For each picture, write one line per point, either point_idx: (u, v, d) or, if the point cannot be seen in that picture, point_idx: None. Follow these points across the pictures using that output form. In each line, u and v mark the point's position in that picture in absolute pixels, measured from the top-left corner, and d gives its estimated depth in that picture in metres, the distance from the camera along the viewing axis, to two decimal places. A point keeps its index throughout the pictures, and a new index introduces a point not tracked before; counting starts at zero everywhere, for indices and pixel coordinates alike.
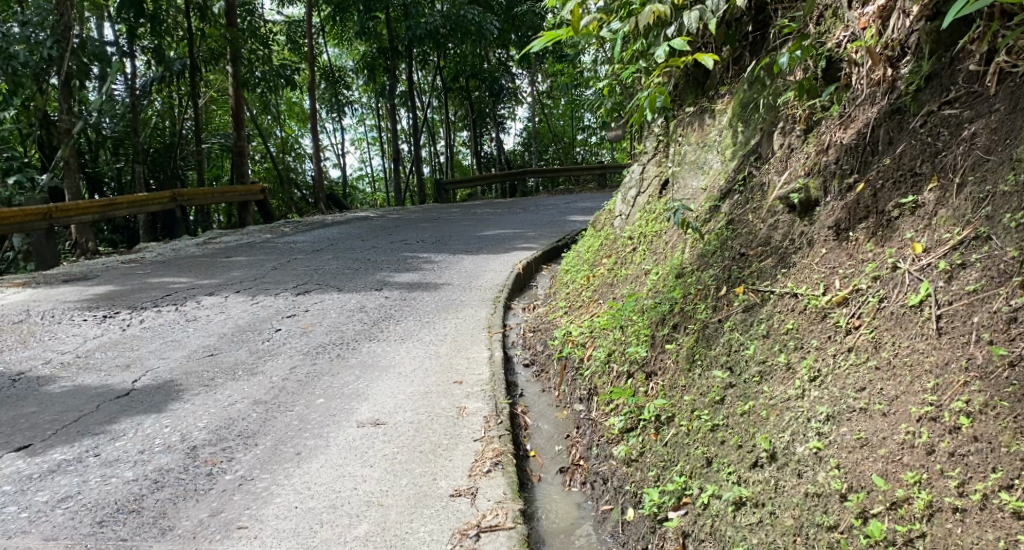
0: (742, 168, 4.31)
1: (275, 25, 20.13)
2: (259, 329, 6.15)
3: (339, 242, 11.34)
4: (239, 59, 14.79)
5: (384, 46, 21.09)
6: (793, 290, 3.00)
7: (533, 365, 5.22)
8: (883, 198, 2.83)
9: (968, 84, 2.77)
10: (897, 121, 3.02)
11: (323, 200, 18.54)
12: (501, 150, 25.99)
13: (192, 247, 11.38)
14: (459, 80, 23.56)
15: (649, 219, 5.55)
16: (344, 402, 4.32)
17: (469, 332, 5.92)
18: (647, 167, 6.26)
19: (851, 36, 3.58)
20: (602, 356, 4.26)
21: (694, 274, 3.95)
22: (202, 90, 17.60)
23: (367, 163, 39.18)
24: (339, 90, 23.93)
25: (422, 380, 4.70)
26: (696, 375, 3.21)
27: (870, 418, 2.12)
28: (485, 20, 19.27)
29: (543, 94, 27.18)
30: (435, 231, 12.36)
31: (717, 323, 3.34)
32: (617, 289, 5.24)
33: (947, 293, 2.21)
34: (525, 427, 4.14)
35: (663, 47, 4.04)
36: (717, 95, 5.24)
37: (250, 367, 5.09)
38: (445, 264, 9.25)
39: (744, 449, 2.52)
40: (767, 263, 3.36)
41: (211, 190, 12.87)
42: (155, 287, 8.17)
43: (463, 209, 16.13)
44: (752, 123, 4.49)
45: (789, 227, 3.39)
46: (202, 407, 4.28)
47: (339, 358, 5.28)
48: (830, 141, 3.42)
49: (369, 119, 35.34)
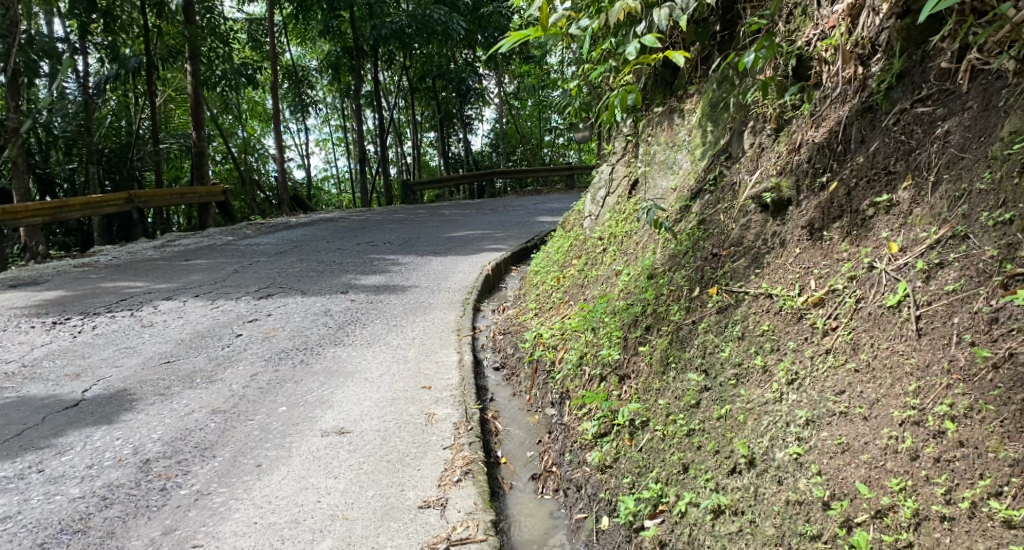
0: (712, 168, 4.27)
1: (236, 23, 19.69)
2: (218, 334, 5.94)
3: (303, 244, 11.10)
4: (198, 58, 14.41)
5: (349, 46, 20.84)
6: (767, 291, 2.95)
7: (503, 368, 5.12)
8: (857, 197, 2.79)
9: (940, 82, 2.74)
10: (869, 120, 3.00)
11: (286, 201, 18.18)
12: (469, 150, 25.83)
13: (149, 249, 11.03)
14: (426, 81, 23.41)
15: (618, 219, 5.51)
16: (308, 409, 4.16)
17: (438, 335, 5.80)
18: (617, 167, 6.22)
19: (821, 34, 3.58)
20: (574, 358, 4.19)
21: (666, 275, 3.89)
22: (160, 89, 17.12)
23: (331, 164, 38.74)
24: (303, 90, 23.54)
25: (389, 385, 4.57)
26: (670, 378, 3.16)
27: (851, 422, 2.06)
28: (451, 20, 19.14)
29: (510, 95, 27.08)
30: (402, 232, 12.18)
31: (691, 325, 3.30)
32: (588, 290, 5.18)
33: (925, 293, 2.16)
34: (496, 432, 4.04)
35: (633, 43, 3.93)
36: (685, 95, 5.21)
37: (208, 374, 4.89)
38: (413, 266, 9.11)
39: (722, 455, 2.47)
40: (740, 263, 3.32)
41: (169, 191, 12.49)
42: (109, 291, 7.86)
43: (429, 211, 15.97)
44: (721, 122, 4.47)
45: (762, 226, 3.36)
46: (157, 418, 4.08)
47: (302, 364, 5.11)
48: (802, 139, 3.39)
49: (334, 119, 34.90)
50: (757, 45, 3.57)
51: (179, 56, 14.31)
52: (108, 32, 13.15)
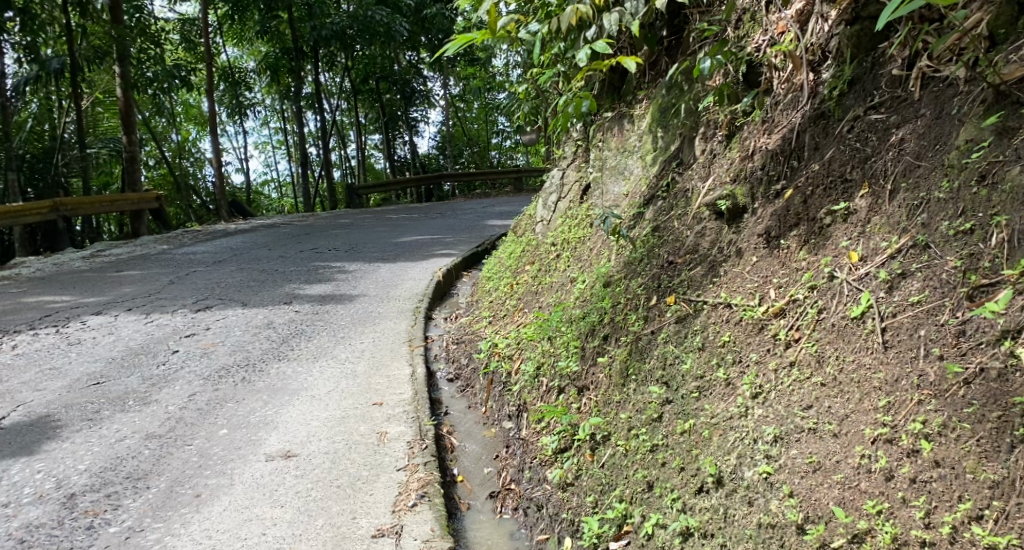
0: (665, 174, 4.24)
1: (167, 23, 18.91)
2: (152, 351, 5.60)
3: (244, 252, 10.68)
4: (126, 59, 13.76)
5: (288, 47, 20.27)
6: (726, 300, 2.92)
7: (458, 380, 4.98)
8: (814, 204, 2.77)
9: (892, 88, 2.75)
10: (822, 127, 2.99)
11: (225, 207, 17.55)
12: (415, 153, 25.50)
13: (76, 261, 10.43)
14: (369, 82, 22.99)
15: (571, 224, 5.43)
16: (251, 432, 3.93)
17: (388, 347, 5.60)
18: (568, 172, 6.16)
19: (770, 40, 3.56)
20: (530, 369, 4.08)
21: (622, 283, 3.83)
22: (85, 90, 16.29)
23: (272, 167, 37.69)
24: (240, 91, 22.80)
25: (337, 403, 4.37)
26: (631, 391, 3.09)
27: (821, 440, 2.03)
28: (394, 21, 18.81)
29: (456, 97, 26.83)
30: (347, 238, 11.87)
31: (651, 335, 3.24)
32: (542, 297, 5.08)
33: (890, 304, 2.14)
34: (451, 449, 3.89)
35: (585, 49, 3.80)
36: (635, 100, 5.18)
37: (142, 395, 4.58)
38: (360, 273, 8.85)
39: (688, 473, 2.41)
40: (697, 272, 3.28)
41: (97, 198, 11.91)
42: (32, 307, 7.38)
43: (375, 215, 15.63)
44: (672, 127, 4.44)
45: (717, 234, 3.33)
46: (84, 446, 3.77)
47: (244, 381, 4.85)
48: (755, 146, 3.37)
49: (274, 121, 33.95)
50: (712, 51, 3.54)
51: (105, 57, 13.61)
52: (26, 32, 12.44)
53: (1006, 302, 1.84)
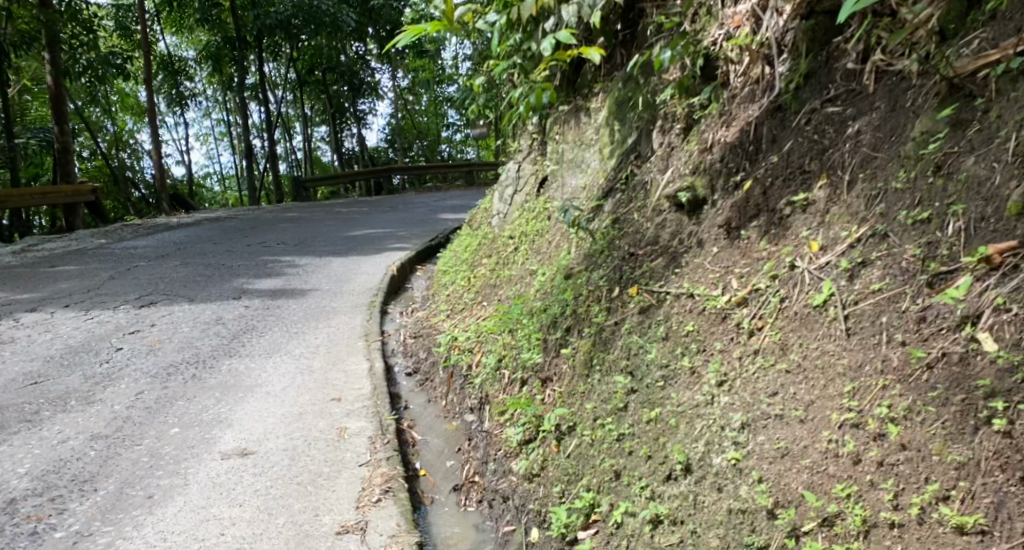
0: (623, 167, 4.27)
1: (100, 8, 18.09)
2: (94, 349, 5.36)
3: (188, 246, 10.33)
4: (57, 45, 13.12)
5: (230, 35, 19.67)
6: (688, 290, 2.96)
7: (416, 374, 4.93)
8: (774, 195, 2.85)
9: (846, 82, 2.85)
10: (780, 119, 3.06)
11: (165, 200, 16.91)
12: (364, 146, 25.11)
13: (6, 256, 9.91)
14: (315, 73, 22.50)
15: (528, 217, 5.44)
16: (205, 430, 3.80)
17: (344, 341, 5.51)
18: (524, 164, 6.15)
19: (726, 34, 3.58)
20: (492, 362, 4.07)
21: (583, 275, 3.85)
22: (11, 77, 15.46)
23: (214, 159, 36.51)
24: (180, 81, 22.00)
25: (293, 399, 4.26)
26: (595, 381, 3.12)
27: (789, 425, 2.12)
28: (340, 11, 18.44)
29: (405, 90, 26.51)
30: (297, 232, 11.62)
31: (614, 326, 3.26)
32: (501, 290, 5.07)
33: (852, 293, 2.25)
34: (413, 443, 3.85)
35: (548, 39, 3.79)
36: (591, 93, 5.20)
37: (85, 394, 4.37)
38: (311, 268, 8.67)
39: (654, 461, 2.46)
40: (659, 263, 3.32)
41: (28, 191, 11.38)
42: None
43: (324, 209, 15.33)
44: (629, 121, 4.48)
45: (678, 226, 3.37)
46: (24, 448, 3.58)
47: (194, 379, 4.68)
48: (714, 138, 3.42)
49: (215, 112, 32.89)
50: (673, 44, 3.60)
51: (33, 42, 12.94)
52: None
53: (965, 288, 1.94)
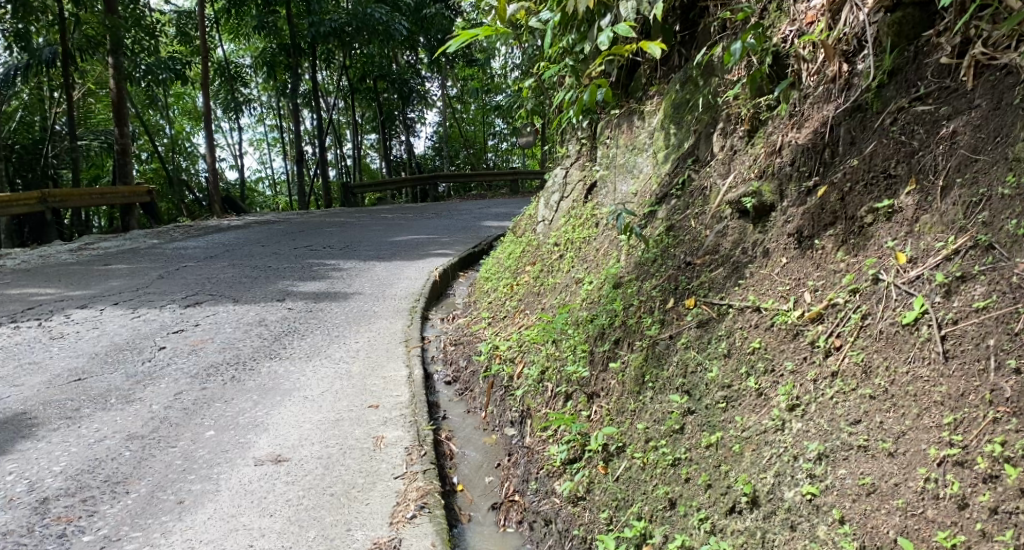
0: (679, 172, 4.04)
1: (163, 16, 18.78)
2: (138, 348, 5.35)
3: (235, 248, 10.42)
4: (121, 50, 13.57)
5: (286, 43, 20.01)
6: (754, 304, 2.74)
7: (456, 383, 4.77)
8: (853, 202, 2.63)
9: (939, 79, 2.61)
10: (859, 120, 2.83)
11: (218, 203, 17.28)
12: (411, 153, 25.33)
13: (64, 253, 10.20)
14: (366, 81, 22.76)
15: (575, 224, 5.24)
16: (240, 434, 3.71)
17: (385, 347, 5.40)
18: (571, 170, 5.96)
19: (797, 31, 3.38)
20: (534, 374, 3.88)
21: (634, 285, 3.63)
22: (77, 82, 16.09)
23: (266, 164, 37.25)
24: (236, 87, 22.58)
25: (330, 404, 4.15)
26: (647, 399, 2.91)
27: (875, 459, 1.95)
28: (393, 20, 18.63)
29: (454, 98, 26.67)
30: (342, 236, 11.64)
31: (668, 339, 3.04)
32: (545, 299, 4.89)
33: (949, 311, 2.07)
34: (450, 455, 3.68)
35: (606, 32, 3.58)
36: (645, 96, 4.98)
37: (125, 393, 4.33)
38: (354, 272, 8.63)
39: (716, 490, 2.28)
40: (718, 273, 3.09)
41: (87, 190, 11.71)
42: (13, 300, 7.13)
43: (370, 214, 15.38)
44: (685, 125, 4.25)
45: (741, 234, 3.14)
46: (61, 446, 3.52)
47: (233, 380, 4.61)
48: (782, 140, 3.18)
49: (269, 118, 33.62)
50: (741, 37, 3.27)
51: (98, 46, 13.41)
52: (17, 18, 12.29)
53: None
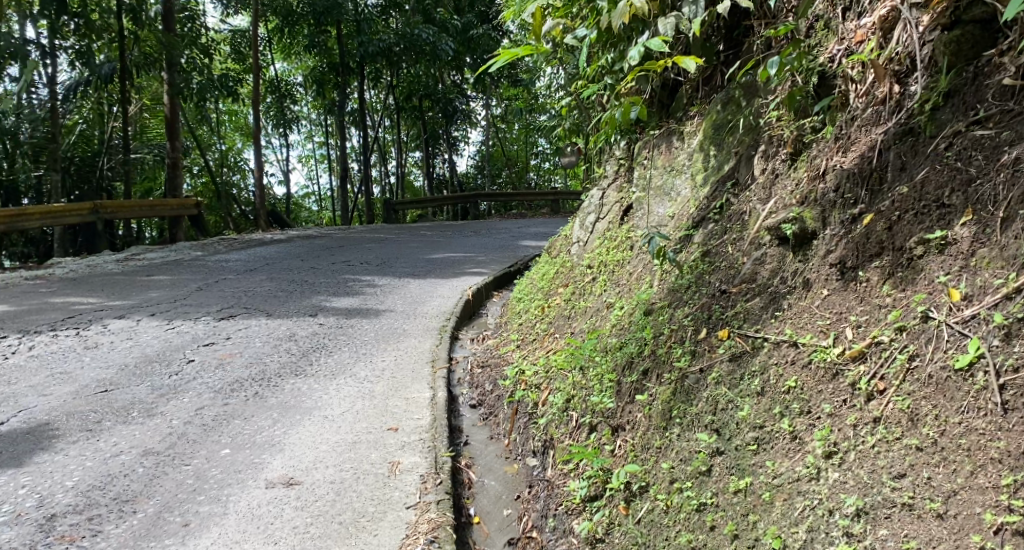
0: (717, 196, 3.86)
1: (219, 35, 19.34)
2: (167, 360, 5.37)
3: (275, 262, 10.54)
4: (176, 67, 13.97)
5: (334, 62, 20.41)
6: (791, 338, 2.55)
7: (481, 406, 4.63)
8: (901, 232, 2.43)
9: (1001, 102, 2.39)
10: (911, 144, 2.63)
11: (263, 217, 17.57)
12: (453, 172, 25.48)
13: (111, 263, 10.49)
14: (412, 100, 23.02)
15: (609, 246, 5.09)
16: (255, 453, 3.64)
17: (411, 367, 5.29)
18: (608, 192, 5.80)
19: (846, 50, 3.19)
20: (559, 402, 3.71)
21: (665, 312, 3.46)
22: (134, 97, 16.63)
23: (313, 181, 37.97)
24: (286, 105, 23.09)
25: (350, 425, 4.06)
26: (673, 436, 2.73)
27: (921, 520, 1.75)
28: (440, 41, 18.78)
29: (497, 118, 26.75)
30: (380, 252, 11.67)
31: (699, 373, 2.86)
32: (575, 323, 4.73)
33: (1009, 356, 1.85)
34: (468, 485, 3.54)
35: (638, 47, 3.46)
36: (686, 116, 4.80)
37: (148, 407, 4.32)
38: (388, 289, 8.61)
39: (742, 543, 2.09)
40: (754, 304, 2.90)
41: (137, 202, 12.02)
42: (56, 308, 7.29)
43: (409, 231, 15.44)
44: (726, 147, 4.08)
45: (780, 262, 2.94)
46: (77, 460, 3.50)
47: (256, 397, 4.57)
48: (826, 165, 2.99)
49: (318, 136, 34.35)
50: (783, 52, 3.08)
51: (155, 63, 13.82)
52: (79, 36, 12.80)
53: None
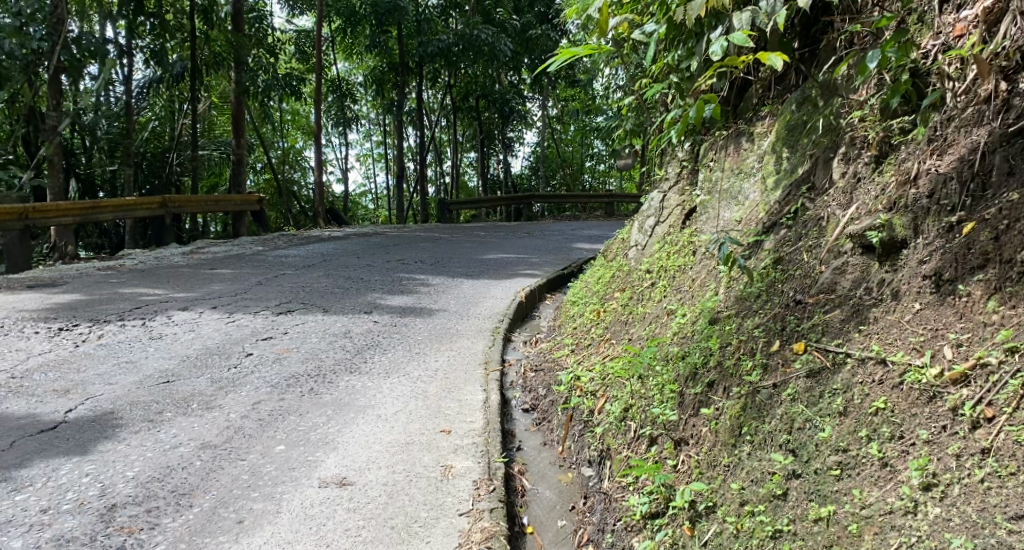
0: (790, 200, 3.64)
1: (284, 35, 19.83)
2: (227, 353, 5.45)
3: (332, 259, 10.67)
4: (243, 66, 14.37)
5: (394, 62, 20.66)
6: (878, 355, 2.36)
7: (534, 411, 4.53)
8: (1010, 244, 2.22)
9: None
10: (1020, 146, 2.40)
11: (322, 214, 17.91)
12: (508, 172, 25.50)
13: (177, 256, 10.82)
14: (469, 100, 23.12)
15: (669, 250, 4.91)
16: (308, 451, 3.62)
17: (464, 368, 5.23)
18: (669, 195, 5.60)
19: (943, 45, 2.95)
20: (617, 411, 3.58)
21: (734, 322, 3.27)
22: (203, 95, 17.17)
23: (370, 179, 38.63)
24: (346, 104, 23.51)
25: (403, 426, 4.01)
26: (743, 455, 2.57)
27: None
28: (499, 41, 18.76)
29: (553, 119, 26.65)
30: (434, 251, 11.71)
31: (772, 389, 2.68)
32: (633, 329, 4.58)
33: None
34: (521, 492, 3.44)
35: (718, 42, 3.28)
36: (756, 117, 4.57)
37: (207, 399, 4.37)
38: (442, 288, 8.60)
39: None
40: (834, 316, 2.71)
41: (202, 197, 12.36)
42: (125, 298, 7.53)
43: (463, 231, 15.48)
44: (800, 148, 3.86)
45: (864, 272, 2.75)
46: (138, 450, 3.55)
47: (311, 393, 4.57)
48: (918, 168, 2.77)
49: (376, 135, 34.92)
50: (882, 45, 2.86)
51: (223, 63, 14.24)
52: (154, 35, 13.26)
53: None
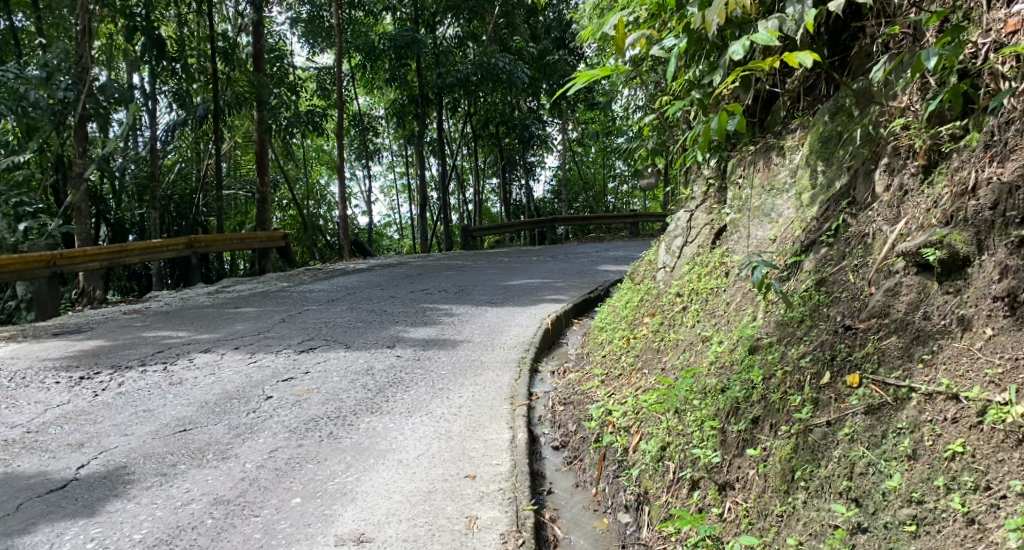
0: (829, 216, 3.37)
1: (305, 73, 20.06)
2: (246, 397, 5.28)
3: (356, 292, 10.56)
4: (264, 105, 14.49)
5: (414, 94, 20.74)
6: (949, 390, 2.12)
7: (564, 449, 4.26)
8: None
9: None
10: None
11: (347, 247, 17.94)
12: (531, 197, 25.41)
13: (202, 296, 10.80)
14: (489, 128, 23.13)
15: (700, 272, 4.64)
16: (324, 504, 3.41)
17: (490, 403, 4.99)
18: (696, 214, 5.34)
19: (994, 43, 2.71)
20: (653, 450, 3.30)
21: (776, 350, 2.99)
22: (227, 136, 17.40)
23: (395, 211, 38.84)
24: (368, 137, 23.69)
25: (425, 472, 3.78)
26: (798, 503, 2.30)
27: None
28: (516, 67, 18.69)
29: (574, 142, 26.53)
30: (458, 280, 11.52)
31: (826, 428, 2.40)
32: (665, 358, 4.30)
33: None
34: (554, 542, 3.17)
35: (738, 43, 3.11)
36: (786, 130, 4.32)
37: (222, 448, 4.20)
38: (466, 317, 8.41)
39: None
40: (891, 342, 2.44)
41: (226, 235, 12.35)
42: (147, 342, 7.45)
43: (487, 257, 15.33)
44: (837, 159, 3.60)
45: (920, 294, 2.49)
46: (148, 509, 3.37)
47: (330, 438, 4.36)
48: (975, 177, 2.52)
49: (399, 167, 35.12)
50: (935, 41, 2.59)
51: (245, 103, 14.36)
52: (178, 79, 13.46)
53: None
